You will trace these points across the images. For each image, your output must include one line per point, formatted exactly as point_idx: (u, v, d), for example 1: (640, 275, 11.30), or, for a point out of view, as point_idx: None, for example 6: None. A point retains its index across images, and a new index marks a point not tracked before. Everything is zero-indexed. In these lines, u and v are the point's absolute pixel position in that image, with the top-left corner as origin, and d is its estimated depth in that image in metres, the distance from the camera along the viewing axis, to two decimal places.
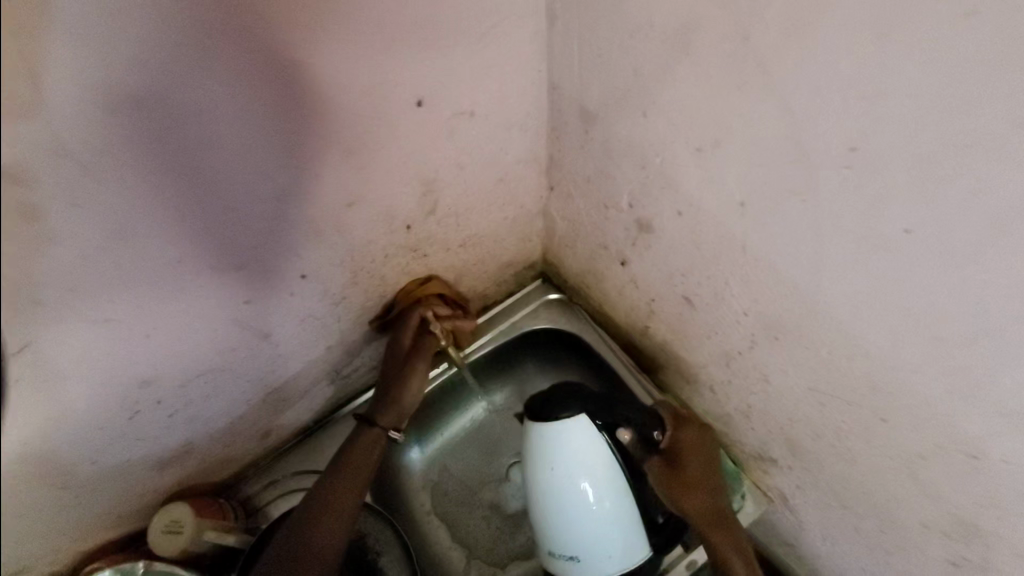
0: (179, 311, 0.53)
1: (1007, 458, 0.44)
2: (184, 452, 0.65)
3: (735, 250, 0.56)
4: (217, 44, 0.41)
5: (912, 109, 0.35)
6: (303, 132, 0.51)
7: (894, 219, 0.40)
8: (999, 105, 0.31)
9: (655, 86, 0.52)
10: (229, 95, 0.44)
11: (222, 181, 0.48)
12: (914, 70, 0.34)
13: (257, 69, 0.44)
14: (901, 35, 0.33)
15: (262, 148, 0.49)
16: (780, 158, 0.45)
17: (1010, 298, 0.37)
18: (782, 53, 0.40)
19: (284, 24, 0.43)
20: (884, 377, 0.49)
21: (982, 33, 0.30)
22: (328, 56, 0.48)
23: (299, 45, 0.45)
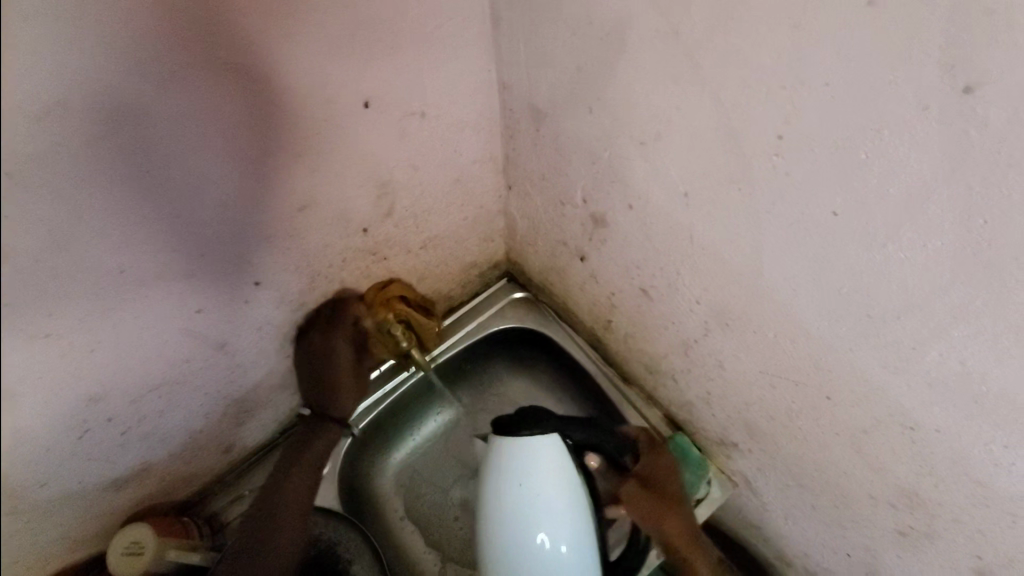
0: (127, 323, 0.50)
1: (963, 471, 0.42)
2: (143, 470, 0.67)
3: (682, 240, 0.52)
4: (182, 40, 0.38)
5: (849, 116, 0.31)
6: (265, 130, 0.48)
7: (823, 201, 0.36)
8: (944, 142, 0.28)
9: (597, 81, 0.48)
10: (189, 91, 0.41)
11: (179, 182, 0.45)
12: (849, 72, 0.30)
13: (219, 63, 0.41)
14: (846, 62, 0.30)
15: (224, 147, 0.46)
16: (716, 150, 0.41)
17: (956, 318, 0.34)
18: (714, 50, 0.36)
19: (243, 18, 0.40)
20: (829, 361, 0.46)
21: (927, 59, 0.27)
22: (284, 51, 0.44)
23: (260, 37, 0.42)
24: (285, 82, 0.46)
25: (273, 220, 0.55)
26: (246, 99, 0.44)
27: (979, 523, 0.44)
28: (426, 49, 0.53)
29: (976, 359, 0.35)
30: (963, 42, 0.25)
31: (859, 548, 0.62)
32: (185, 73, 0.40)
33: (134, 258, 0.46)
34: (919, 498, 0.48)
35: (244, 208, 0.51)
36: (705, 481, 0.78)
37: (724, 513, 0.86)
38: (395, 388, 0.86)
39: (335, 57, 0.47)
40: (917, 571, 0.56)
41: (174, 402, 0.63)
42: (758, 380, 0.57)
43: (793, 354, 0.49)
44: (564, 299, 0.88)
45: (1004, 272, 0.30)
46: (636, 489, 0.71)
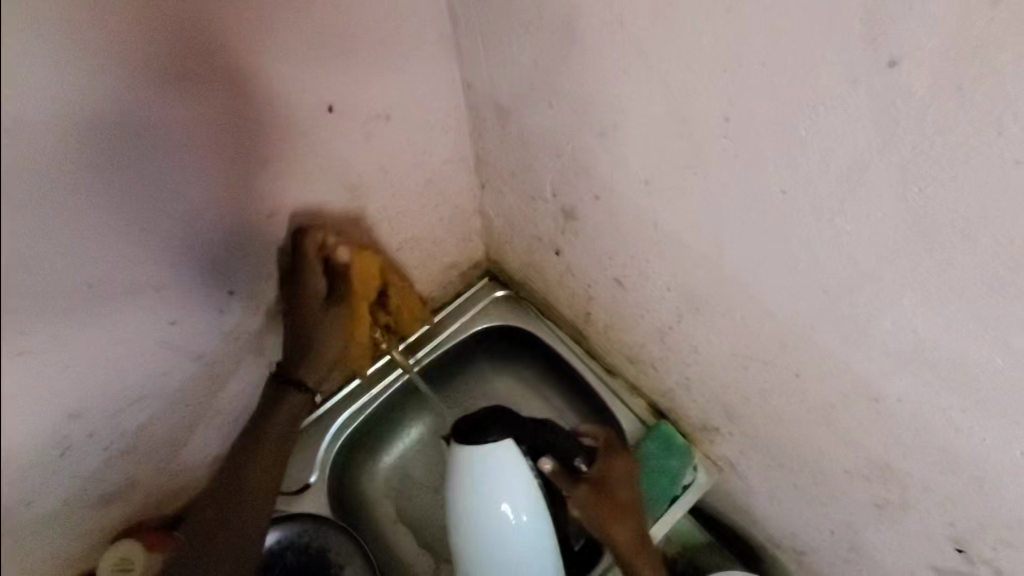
0: (99, 336, 0.50)
1: (932, 443, 0.42)
2: (128, 485, 0.67)
3: (648, 227, 0.53)
4: (153, 44, 0.39)
5: (788, 97, 0.32)
6: (235, 139, 0.48)
7: (773, 180, 0.37)
8: (871, 117, 0.29)
9: (554, 75, 0.49)
10: (156, 99, 0.41)
11: (146, 192, 0.44)
12: (783, 53, 0.31)
13: (187, 69, 0.41)
14: (777, 44, 0.31)
15: (192, 155, 0.46)
16: (668, 136, 0.42)
17: (906, 288, 0.35)
18: (656, 39, 0.37)
19: (208, 22, 0.41)
20: (793, 338, 0.47)
21: (857, 36, 0.27)
22: (246, 58, 0.44)
23: (225, 43, 0.42)
24: (250, 92, 0.46)
25: (245, 229, 0.55)
26: (216, 111, 0.45)
27: (947, 491, 0.45)
28: (386, 51, 0.53)
29: (926, 327, 0.35)
30: (891, 18, 0.26)
31: (841, 524, 0.63)
32: (152, 86, 0.40)
33: (105, 273, 0.46)
34: (890, 469, 0.48)
35: (217, 220, 0.52)
36: (691, 468, 0.79)
37: (713, 498, 0.87)
38: (381, 392, 0.87)
39: (295, 64, 0.48)
40: (896, 543, 0.57)
41: (155, 415, 0.63)
42: (731, 363, 0.58)
43: (761, 334, 0.50)
44: (544, 295, 0.88)
45: (941, 237, 0.31)
46: (587, 494, 0.69)
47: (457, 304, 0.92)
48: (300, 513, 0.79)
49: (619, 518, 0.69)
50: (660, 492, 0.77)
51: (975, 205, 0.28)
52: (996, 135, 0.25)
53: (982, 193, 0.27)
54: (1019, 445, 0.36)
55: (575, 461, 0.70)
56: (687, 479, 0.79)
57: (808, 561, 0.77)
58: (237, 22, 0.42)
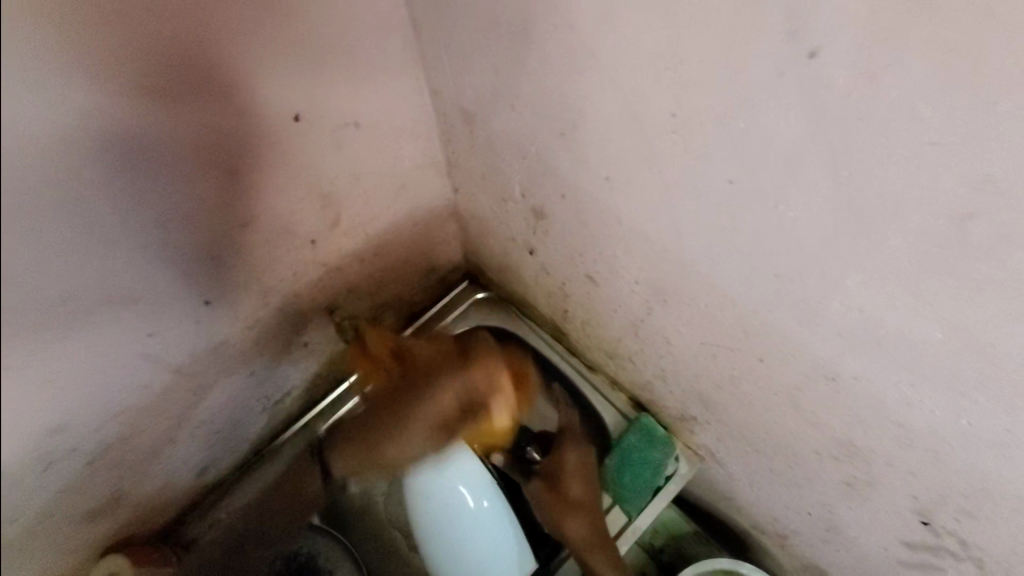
0: (75, 350, 0.47)
1: (894, 421, 0.43)
2: (114, 502, 0.65)
3: (613, 223, 0.54)
4: (137, 52, 0.39)
5: (732, 88, 0.33)
6: (211, 149, 0.48)
7: (719, 171, 0.39)
8: (801, 103, 0.31)
9: (514, 77, 0.50)
10: (134, 108, 0.41)
11: (122, 201, 0.44)
12: (729, 44, 0.32)
13: (166, 77, 0.42)
14: (715, 39, 0.32)
15: (166, 163, 0.46)
16: (622, 132, 0.44)
17: (857, 267, 0.35)
18: (604, 39, 0.39)
19: (190, 32, 0.41)
20: (754, 323, 0.48)
21: (807, 24, 0.28)
22: (222, 67, 0.45)
23: (207, 51, 0.43)
24: (223, 108, 0.47)
25: (221, 242, 0.55)
26: (192, 122, 0.45)
27: (909, 464, 0.46)
28: (352, 61, 0.54)
29: (871, 304, 0.37)
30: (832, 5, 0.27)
31: (817, 506, 0.64)
32: (128, 105, 0.41)
33: (86, 292, 0.45)
34: (854, 447, 0.50)
35: (194, 236, 0.52)
36: (672, 458, 0.80)
37: (696, 488, 0.88)
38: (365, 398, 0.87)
39: (266, 79, 0.48)
40: (867, 519, 0.58)
41: (138, 429, 0.61)
42: (701, 351, 0.59)
43: (725, 322, 0.52)
44: (523, 295, 0.89)
45: (873, 216, 0.32)
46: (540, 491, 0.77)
47: (438, 308, 0.94)
48: None
49: (570, 516, 0.75)
50: (642, 483, 0.78)
51: (898, 185, 0.30)
52: (910, 118, 0.27)
53: (908, 174, 0.29)
54: (965, 416, 0.37)
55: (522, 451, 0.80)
56: (670, 469, 0.80)
57: (791, 545, 0.78)
58: (209, 40, 0.43)
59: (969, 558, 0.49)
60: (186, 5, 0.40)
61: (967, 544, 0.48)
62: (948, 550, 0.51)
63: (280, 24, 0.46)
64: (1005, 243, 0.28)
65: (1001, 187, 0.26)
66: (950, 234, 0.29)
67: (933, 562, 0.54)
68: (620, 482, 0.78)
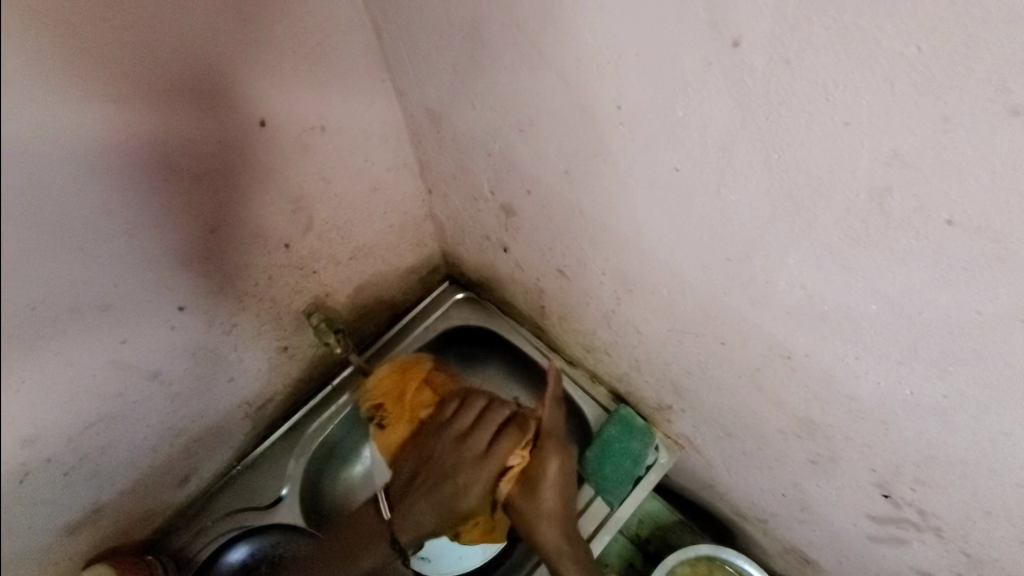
0: (50, 359, 0.48)
1: (849, 393, 0.45)
2: (95, 512, 0.65)
3: (577, 216, 0.56)
4: (123, 67, 0.41)
5: (673, 79, 0.35)
6: (196, 159, 0.49)
7: (666, 159, 0.41)
8: (728, 90, 0.33)
9: (473, 77, 0.51)
10: (122, 122, 0.43)
11: (105, 214, 0.45)
12: (668, 36, 0.33)
13: (152, 91, 0.43)
14: (656, 32, 0.34)
15: (148, 176, 0.47)
16: (577, 124, 0.45)
17: (798, 242, 0.38)
18: (549, 37, 0.41)
19: (173, 45, 0.43)
20: (711, 306, 0.50)
21: (735, 13, 0.30)
22: (205, 78, 0.46)
23: (191, 63, 0.45)
24: (208, 119, 0.49)
25: (203, 249, 0.56)
26: (178, 134, 0.47)
27: (863, 438, 0.48)
28: (321, 68, 0.56)
29: (809, 281, 0.39)
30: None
31: (789, 486, 0.65)
32: (115, 113, 0.42)
33: (71, 295, 0.46)
34: (814, 424, 0.52)
35: (177, 242, 0.53)
36: (653, 448, 0.81)
37: (678, 478, 0.89)
38: (345, 403, 0.88)
39: (249, 89, 0.50)
40: (836, 497, 0.59)
41: (116, 437, 0.62)
42: (668, 339, 0.61)
43: (686, 308, 0.53)
44: (500, 293, 0.90)
45: (803, 196, 0.35)
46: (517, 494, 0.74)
47: (419, 309, 0.95)
48: (273, 525, 0.79)
49: (541, 523, 0.73)
50: (623, 474, 0.78)
51: (820, 163, 0.32)
52: (824, 101, 0.30)
53: (829, 152, 0.32)
54: (907, 386, 0.40)
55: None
56: (650, 460, 0.80)
57: (771, 530, 0.78)
58: (197, 52, 0.45)
59: (930, 528, 0.51)
60: (168, 21, 0.42)
61: (925, 513, 0.50)
62: (912, 522, 0.53)
63: (260, 36, 0.49)
64: (920, 215, 0.30)
65: (909, 161, 0.29)
66: (872, 211, 0.32)
67: (900, 535, 0.56)
68: (601, 473, 0.78)
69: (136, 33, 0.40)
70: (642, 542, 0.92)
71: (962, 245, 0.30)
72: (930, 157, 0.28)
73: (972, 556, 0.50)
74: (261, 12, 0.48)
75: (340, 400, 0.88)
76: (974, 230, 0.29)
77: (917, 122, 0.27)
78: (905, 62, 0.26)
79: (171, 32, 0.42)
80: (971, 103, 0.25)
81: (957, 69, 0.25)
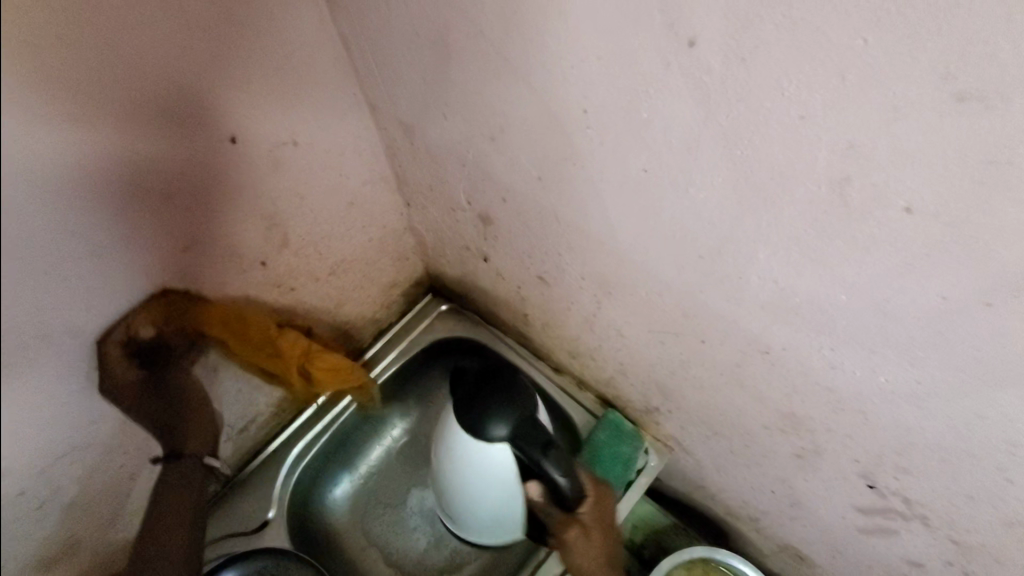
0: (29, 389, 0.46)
1: (828, 382, 0.45)
2: (72, 546, 0.63)
3: (552, 221, 0.56)
4: (83, 89, 0.40)
5: (635, 82, 0.36)
6: (161, 178, 0.49)
7: (634, 160, 0.41)
8: (686, 88, 0.34)
9: (442, 87, 0.52)
10: (83, 143, 0.42)
11: (70, 237, 0.44)
12: (628, 37, 0.34)
13: (114, 111, 0.43)
14: (616, 35, 0.35)
15: (112, 197, 0.46)
16: (546, 128, 0.46)
17: (765, 237, 0.38)
18: (514, 46, 0.42)
19: (136, 64, 0.43)
20: (688, 304, 0.50)
21: (689, 10, 0.30)
22: (169, 95, 0.46)
23: (153, 81, 0.44)
24: (174, 137, 0.48)
25: (173, 268, 0.55)
26: (140, 154, 0.46)
27: (845, 429, 0.49)
28: (291, 84, 0.56)
29: (781, 275, 0.40)
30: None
31: (777, 482, 0.65)
32: (75, 136, 0.41)
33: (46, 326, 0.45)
34: (797, 417, 0.52)
35: (150, 263, 0.52)
36: (642, 451, 0.80)
37: (670, 482, 0.89)
38: (331, 422, 0.86)
39: (221, 108, 0.50)
40: (823, 490, 0.59)
41: (92, 466, 0.59)
42: (650, 340, 0.61)
43: (665, 308, 0.54)
44: (483, 304, 0.89)
45: (769, 191, 0.35)
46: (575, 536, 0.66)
47: (402, 323, 0.93)
48: (258, 550, 0.74)
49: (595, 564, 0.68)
50: (613, 479, 0.77)
51: (782, 159, 0.33)
52: (781, 97, 0.30)
53: (791, 148, 0.32)
54: (882, 374, 0.41)
55: (556, 477, 0.59)
56: (640, 463, 0.80)
57: (764, 528, 0.78)
58: (167, 72, 0.45)
59: (916, 517, 0.51)
60: (129, 40, 0.42)
61: (911, 502, 0.50)
62: (899, 512, 0.53)
63: (230, 55, 0.49)
64: (880, 203, 0.31)
65: (863, 151, 0.30)
66: (835, 202, 0.33)
67: (889, 525, 0.56)
68: None
69: (104, 57, 0.41)
70: (638, 548, 0.90)
71: (921, 230, 0.30)
72: (884, 147, 0.29)
73: (959, 543, 0.50)
74: (229, 31, 0.48)
75: (324, 420, 0.86)
76: (932, 216, 0.30)
77: (869, 111, 0.28)
78: (853, 55, 0.27)
79: (133, 52, 0.42)
80: (918, 91, 0.26)
81: (902, 59, 0.25)
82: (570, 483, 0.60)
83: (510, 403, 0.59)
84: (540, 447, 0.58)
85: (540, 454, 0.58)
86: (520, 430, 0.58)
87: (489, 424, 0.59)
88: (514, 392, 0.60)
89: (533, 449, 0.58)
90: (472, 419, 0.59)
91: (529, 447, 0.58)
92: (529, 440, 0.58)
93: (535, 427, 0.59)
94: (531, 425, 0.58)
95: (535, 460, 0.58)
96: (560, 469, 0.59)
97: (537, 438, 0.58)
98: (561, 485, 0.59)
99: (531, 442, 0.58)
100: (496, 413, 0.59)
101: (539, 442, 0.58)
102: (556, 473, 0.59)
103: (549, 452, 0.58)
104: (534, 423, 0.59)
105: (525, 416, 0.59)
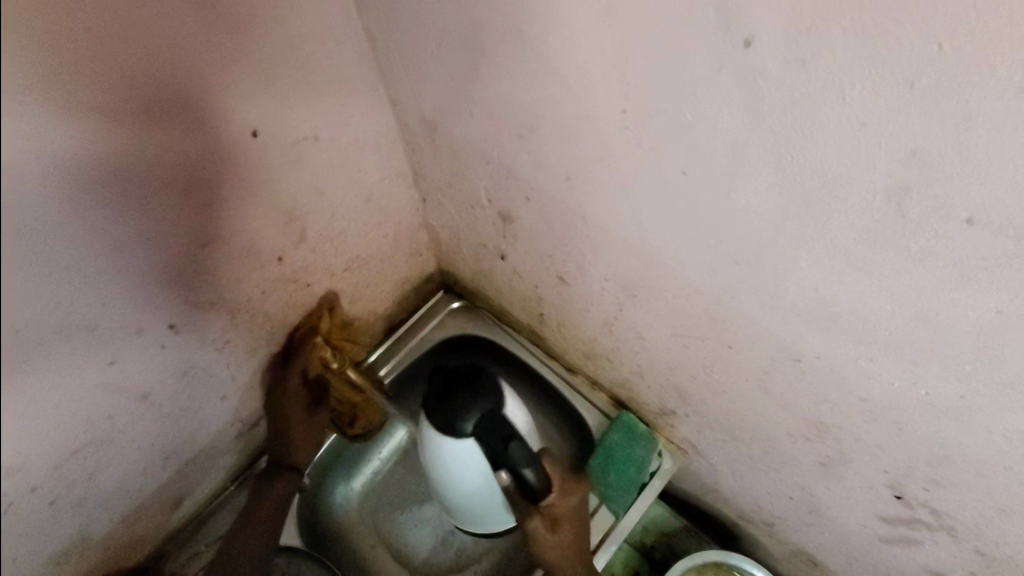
0: (46, 393, 0.44)
1: (863, 390, 0.44)
2: (83, 542, 0.62)
3: (577, 221, 0.55)
4: (107, 78, 0.39)
5: (683, 82, 0.35)
6: (182, 172, 0.47)
7: (672, 163, 0.40)
8: (738, 92, 0.33)
9: (470, 84, 0.51)
10: (106, 134, 0.41)
11: (89, 229, 0.43)
12: (680, 34, 0.33)
13: (138, 104, 0.42)
14: (669, 29, 0.33)
15: (133, 190, 0.45)
16: (579, 127, 0.45)
17: (807, 242, 0.37)
18: (551, 42, 0.40)
19: (164, 53, 0.42)
20: (718, 308, 0.49)
21: (753, 9, 0.29)
22: (195, 85, 0.45)
23: (180, 72, 0.43)
24: (194, 129, 0.47)
25: (193, 264, 0.54)
26: (163, 147, 0.45)
27: (875, 439, 0.48)
28: (314, 77, 0.54)
29: (823, 283, 0.39)
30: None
31: (795, 487, 0.65)
32: (95, 128, 0.40)
33: (62, 320, 0.43)
34: (824, 426, 0.52)
35: (165, 259, 0.50)
36: (655, 454, 0.79)
37: (682, 485, 0.88)
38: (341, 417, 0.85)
39: (239, 98, 0.49)
40: (845, 498, 0.59)
41: (107, 462, 0.58)
42: (672, 344, 0.60)
43: (692, 312, 0.53)
44: (497, 303, 0.88)
45: (817, 198, 0.34)
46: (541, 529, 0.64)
47: (414, 319, 0.92)
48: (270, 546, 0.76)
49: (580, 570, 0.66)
50: (627, 481, 0.76)
51: (836, 163, 0.32)
52: (840, 102, 0.29)
53: (846, 154, 0.31)
54: (922, 387, 0.40)
55: (524, 471, 0.56)
56: (653, 466, 0.79)
57: (778, 532, 0.77)
58: (184, 57, 0.43)
59: (942, 528, 0.51)
60: (153, 30, 0.40)
61: (938, 514, 0.50)
62: (924, 522, 0.52)
63: (254, 46, 0.48)
64: (940, 213, 0.30)
65: (927, 160, 0.28)
66: (889, 212, 0.32)
67: (912, 535, 0.55)
68: (605, 480, 0.77)
69: (124, 43, 0.39)
70: (648, 549, 0.89)
71: (981, 243, 0.29)
72: (950, 157, 0.28)
73: (985, 555, 0.50)
74: (255, 20, 0.47)
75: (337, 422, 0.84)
76: (995, 229, 0.29)
77: (937, 122, 0.27)
78: (926, 61, 0.25)
79: (160, 42, 0.41)
80: (993, 98, 0.25)
81: (981, 66, 0.24)
82: (539, 471, 0.58)
83: (478, 398, 0.56)
84: (505, 442, 0.55)
85: (506, 447, 0.55)
86: (486, 426, 0.56)
87: (458, 421, 0.57)
88: (487, 389, 0.57)
89: (500, 444, 0.56)
90: (443, 415, 0.57)
91: (496, 442, 0.56)
92: (494, 437, 0.56)
93: (499, 421, 0.56)
94: (499, 424, 0.56)
95: (500, 455, 0.56)
96: (529, 465, 0.57)
97: (503, 430, 0.56)
98: (530, 479, 0.57)
99: (499, 437, 0.55)
100: (464, 410, 0.57)
101: (504, 435, 0.56)
102: (525, 467, 0.57)
103: (512, 446, 0.56)
104: (498, 419, 0.56)
105: (488, 413, 0.56)
